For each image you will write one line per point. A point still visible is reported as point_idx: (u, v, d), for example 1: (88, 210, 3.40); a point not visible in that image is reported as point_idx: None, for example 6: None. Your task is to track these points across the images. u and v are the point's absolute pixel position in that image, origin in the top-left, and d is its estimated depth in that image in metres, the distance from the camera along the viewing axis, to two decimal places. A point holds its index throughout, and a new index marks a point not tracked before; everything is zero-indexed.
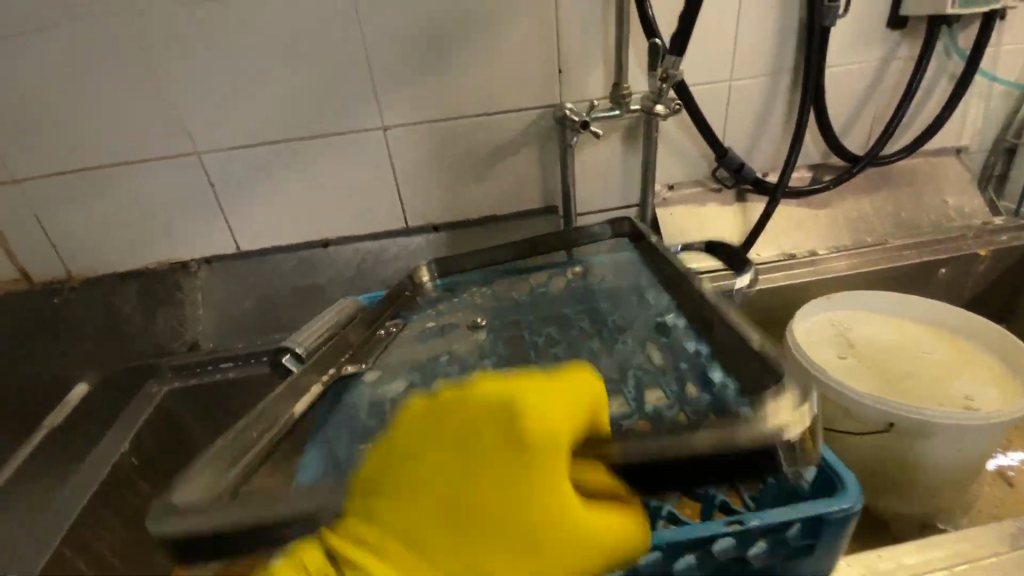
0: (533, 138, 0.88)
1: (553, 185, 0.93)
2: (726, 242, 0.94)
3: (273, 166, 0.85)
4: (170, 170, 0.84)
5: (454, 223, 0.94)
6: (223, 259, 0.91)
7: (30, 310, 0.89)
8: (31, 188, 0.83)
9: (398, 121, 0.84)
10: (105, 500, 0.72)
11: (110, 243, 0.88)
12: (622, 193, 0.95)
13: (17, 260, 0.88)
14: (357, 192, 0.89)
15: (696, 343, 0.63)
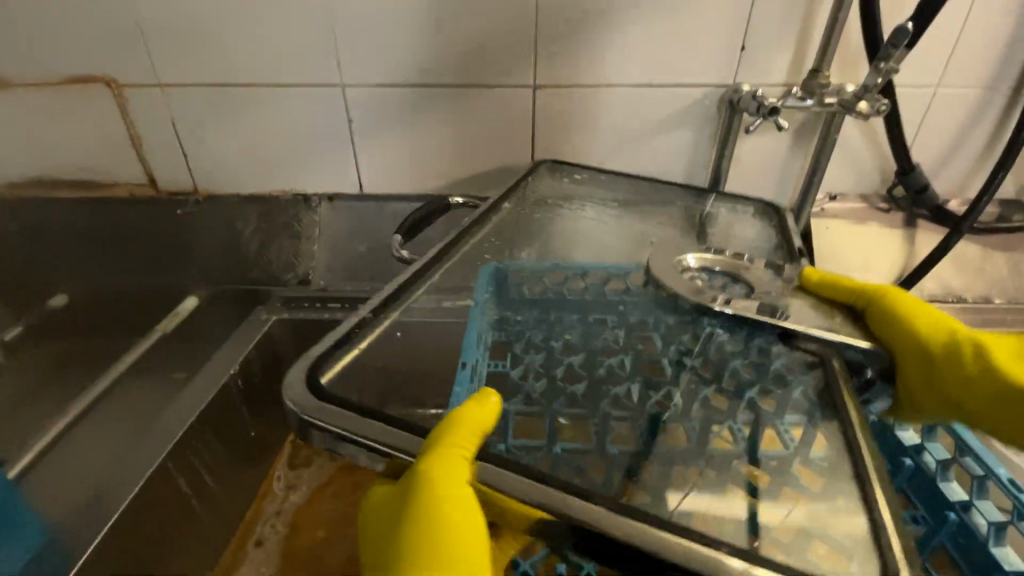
0: (694, 119, 0.80)
1: (702, 174, 0.85)
2: (885, 268, 0.84)
3: (413, 107, 0.81)
4: (313, 98, 0.81)
5: None
6: (345, 197, 0.89)
7: (156, 217, 0.91)
8: (172, 93, 0.82)
9: (554, 79, 0.78)
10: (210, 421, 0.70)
11: (238, 162, 0.87)
12: (773, 196, 0.86)
13: (146, 162, 0.88)
14: (494, 149, 0.84)
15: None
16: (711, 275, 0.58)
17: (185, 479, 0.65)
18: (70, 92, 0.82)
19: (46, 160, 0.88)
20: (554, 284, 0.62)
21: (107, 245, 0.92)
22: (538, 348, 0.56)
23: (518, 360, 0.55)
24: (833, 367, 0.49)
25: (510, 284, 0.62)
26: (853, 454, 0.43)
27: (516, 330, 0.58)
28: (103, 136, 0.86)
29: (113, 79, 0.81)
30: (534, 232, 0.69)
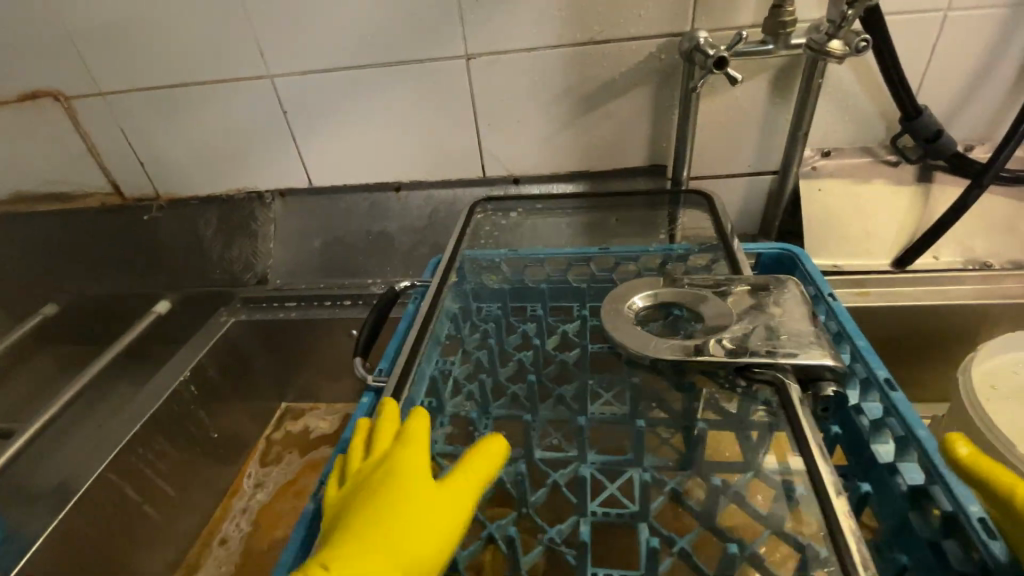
0: (651, 77, 0.70)
1: (668, 140, 0.75)
2: (890, 233, 0.72)
3: (348, 92, 0.76)
4: (244, 93, 0.78)
5: (538, 175, 0.80)
6: (297, 193, 0.87)
7: (124, 223, 0.93)
8: (115, 100, 0.81)
9: (486, 47, 0.70)
10: (161, 425, 0.72)
11: (189, 164, 0.86)
12: (756, 157, 0.75)
13: (108, 171, 0.90)
14: (436, 130, 0.78)
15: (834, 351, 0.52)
16: (664, 319, 0.50)
17: (134, 485, 0.68)
18: (26, 109, 0.84)
19: (24, 176, 0.92)
20: (512, 273, 0.62)
21: (83, 253, 0.94)
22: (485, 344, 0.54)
23: (467, 357, 0.52)
24: (792, 389, 0.39)
25: (471, 272, 0.62)
26: (807, 459, 0.35)
27: (460, 332, 0.55)
28: (65, 147, 0.88)
29: (60, 92, 0.82)
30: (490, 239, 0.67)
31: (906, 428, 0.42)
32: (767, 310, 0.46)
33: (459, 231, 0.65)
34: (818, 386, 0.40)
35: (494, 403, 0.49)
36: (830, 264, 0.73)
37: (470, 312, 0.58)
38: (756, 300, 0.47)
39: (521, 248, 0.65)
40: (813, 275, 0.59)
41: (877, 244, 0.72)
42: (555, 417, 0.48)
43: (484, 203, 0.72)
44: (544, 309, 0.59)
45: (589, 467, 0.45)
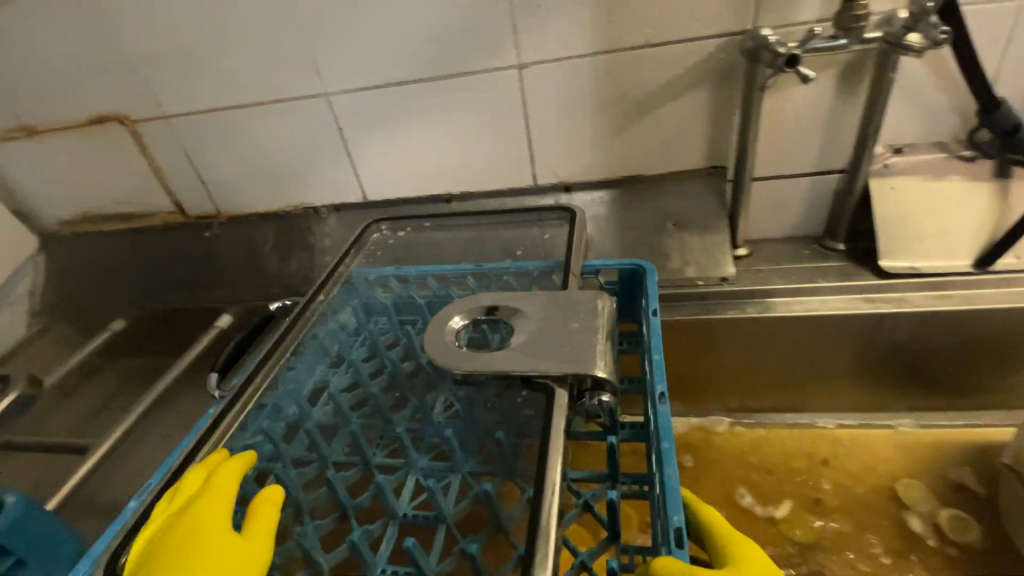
0: (709, 77, 0.68)
1: (726, 141, 0.73)
2: (970, 231, 0.68)
3: (401, 107, 0.77)
4: (301, 112, 0.80)
5: (591, 182, 0.80)
6: (351, 207, 0.89)
7: (187, 240, 0.96)
8: (177, 123, 0.84)
9: (539, 56, 0.70)
10: None
11: (248, 183, 0.89)
12: (821, 155, 0.72)
13: (172, 191, 0.93)
14: (487, 141, 0.79)
15: (646, 363, 0.54)
16: (481, 340, 0.56)
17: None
18: (96, 133, 0.88)
19: (93, 197, 0.96)
20: (401, 287, 0.68)
21: (148, 269, 0.98)
22: (374, 356, 0.62)
23: (344, 370, 0.60)
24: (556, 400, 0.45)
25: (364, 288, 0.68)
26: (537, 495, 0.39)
27: (340, 346, 0.62)
28: (132, 170, 0.91)
29: (127, 116, 0.85)
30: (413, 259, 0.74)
31: (658, 439, 0.44)
32: (569, 322, 0.52)
33: (347, 250, 0.72)
34: (596, 394, 0.47)
35: (355, 413, 0.57)
36: (903, 268, 0.70)
37: (364, 326, 0.66)
38: (569, 309, 0.54)
39: (409, 265, 0.71)
40: (651, 291, 0.61)
41: (956, 244, 0.68)
42: (480, 433, 0.52)
43: (378, 222, 0.77)
44: (424, 324, 0.65)
45: (417, 474, 0.52)
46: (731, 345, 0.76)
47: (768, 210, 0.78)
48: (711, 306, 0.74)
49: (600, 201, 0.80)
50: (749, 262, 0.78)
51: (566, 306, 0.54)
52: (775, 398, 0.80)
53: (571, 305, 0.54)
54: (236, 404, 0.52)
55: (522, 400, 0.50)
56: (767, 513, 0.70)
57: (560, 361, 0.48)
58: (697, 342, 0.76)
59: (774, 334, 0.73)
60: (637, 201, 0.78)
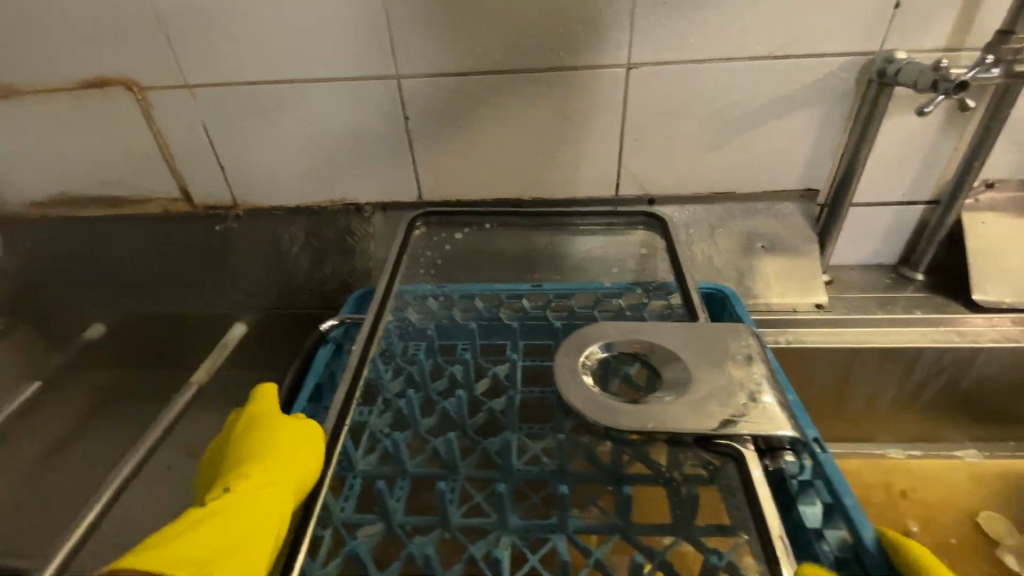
0: (824, 96, 0.65)
1: (824, 165, 0.71)
2: None
3: (483, 98, 0.69)
4: (363, 94, 0.69)
5: (679, 196, 0.75)
6: (400, 206, 0.78)
7: (193, 234, 0.81)
8: (202, 95, 0.71)
9: (652, 57, 0.64)
10: None
11: (280, 170, 0.76)
12: (914, 185, 0.71)
13: (179, 175, 0.78)
14: (574, 144, 0.71)
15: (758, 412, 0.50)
16: (614, 372, 0.47)
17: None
18: (91, 99, 0.72)
19: (72, 177, 0.79)
20: (440, 309, 0.60)
21: (139, 265, 0.83)
22: (419, 385, 0.54)
23: (387, 407, 0.50)
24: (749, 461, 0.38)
25: (399, 308, 0.57)
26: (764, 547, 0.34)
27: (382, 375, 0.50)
28: (129, 146, 0.76)
29: (136, 82, 0.71)
30: (432, 266, 0.63)
31: (832, 494, 0.39)
32: (727, 369, 0.44)
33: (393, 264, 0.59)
34: (778, 455, 0.39)
35: (411, 460, 0.49)
36: (993, 300, 0.70)
37: (397, 354, 0.54)
38: (704, 345, 0.46)
39: (450, 283, 0.63)
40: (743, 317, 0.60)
41: None
42: (585, 480, 0.46)
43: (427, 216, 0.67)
44: (472, 348, 0.59)
45: (510, 536, 0.45)
46: (819, 375, 0.73)
47: (851, 236, 0.77)
48: (803, 332, 0.71)
49: (687, 216, 0.75)
50: (833, 288, 0.76)
51: (701, 341, 0.47)
52: (849, 429, 0.78)
53: (717, 344, 0.46)
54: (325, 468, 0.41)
55: (627, 455, 0.43)
56: None
57: (721, 415, 0.40)
58: (786, 370, 0.73)
59: (867, 365, 0.71)
60: (728, 220, 0.74)
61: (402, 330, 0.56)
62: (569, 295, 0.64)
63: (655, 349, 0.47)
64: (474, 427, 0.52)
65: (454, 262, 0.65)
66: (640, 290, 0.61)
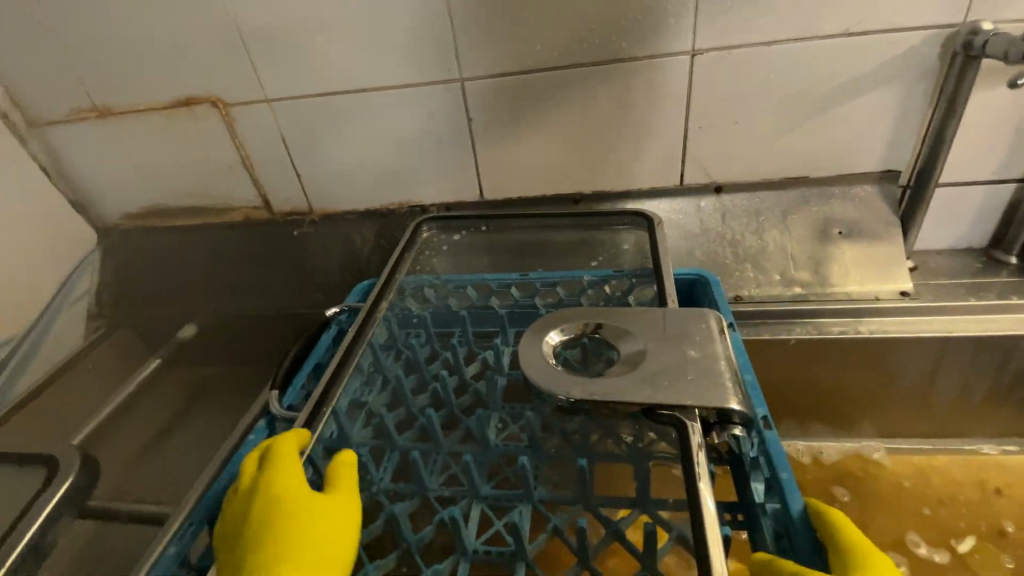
0: (905, 72, 0.62)
1: (904, 145, 0.67)
2: None
3: (545, 96, 0.70)
4: (428, 98, 0.72)
5: (747, 184, 0.73)
6: (463, 205, 0.81)
7: (272, 238, 0.87)
8: (280, 108, 0.76)
9: (718, 43, 0.63)
10: None
11: (350, 176, 0.80)
12: (1009, 162, 0.67)
13: (259, 183, 0.84)
14: (635, 136, 0.71)
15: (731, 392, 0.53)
16: (592, 355, 0.51)
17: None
18: (182, 116, 0.79)
19: (166, 189, 0.87)
20: (436, 299, 0.67)
21: (224, 269, 0.89)
22: (414, 369, 0.60)
23: (385, 385, 0.57)
24: (691, 428, 0.42)
25: (399, 298, 0.64)
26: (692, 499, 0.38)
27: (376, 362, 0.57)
28: (215, 159, 0.82)
29: (221, 98, 0.76)
30: (431, 263, 0.71)
31: (771, 470, 0.42)
32: (683, 348, 0.48)
33: (395, 259, 0.68)
34: (725, 427, 0.43)
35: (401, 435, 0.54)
36: None
37: (397, 339, 0.62)
38: (668, 328, 0.50)
39: (444, 276, 0.70)
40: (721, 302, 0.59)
41: None
42: (556, 458, 0.50)
43: (430, 223, 0.74)
44: (466, 337, 0.65)
45: (480, 502, 0.50)
46: (904, 365, 0.69)
47: (936, 219, 0.72)
48: (886, 321, 0.68)
49: (756, 204, 0.73)
50: (918, 274, 0.72)
51: (666, 322, 0.51)
52: (939, 424, 0.73)
53: (681, 328, 0.50)
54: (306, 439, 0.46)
55: (591, 429, 0.47)
56: (954, 551, 0.64)
57: (672, 390, 0.44)
58: (867, 361, 0.70)
59: (958, 355, 0.67)
60: (800, 206, 0.72)
61: (399, 316, 0.63)
62: (553, 285, 0.69)
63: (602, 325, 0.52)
64: (461, 407, 0.58)
65: (451, 261, 0.72)
66: (625, 282, 0.64)
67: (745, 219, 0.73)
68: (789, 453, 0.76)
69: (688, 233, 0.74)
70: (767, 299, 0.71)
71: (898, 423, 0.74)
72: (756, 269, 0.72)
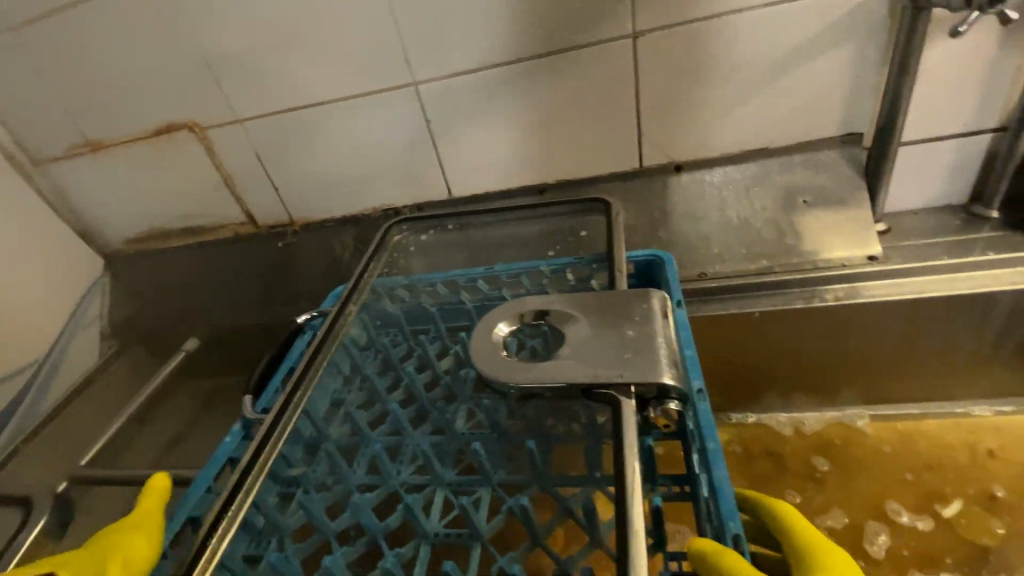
0: (853, 34, 0.61)
1: (862, 108, 0.66)
2: None
3: (497, 92, 0.71)
4: (387, 105, 0.74)
5: (707, 160, 0.73)
6: (434, 205, 0.83)
7: (260, 251, 0.91)
8: (251, 127, 0.79)
9: (659, 23, 0.64)
10: None
11: (324, 185, 0.83)
12: (976, 114, 0.64)
13: (242, 200, 0.88)
14: (590, 122, 0.72)
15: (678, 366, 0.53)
16: (548, 336, 0.51)
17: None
18: (165, 143, 0.84)
19: (161, 212, 0.92)
20: (408, 297, 0.66)
21: (220, 284, 0.94)
22: (389, 368, 0.59)
23: (358, 386, 0.56)
24: (626, 416, 0.40)
25: (374, 299, 0.63)
26: (621, 478, 0.36)
27: (354, 362, 0.57)
28: (200, 181, 0.87)
29: (197, 123, 0.81)
30: (405, 262, 0.71)
31: (702, 440, 0.43)
32: (625, 328, 0.47)
33: (368, 257, 0.65)
34: (663, 401, 0.42)
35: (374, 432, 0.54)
36: None
37: (374, 339, 0.60)
38: (614, 309, 0.49)
39: (415, 274, 0.69)
40: (670, 282, 0.59)
41: None
42: (512, 443, 0.50)
43: (399, 223, 0.71)
44: (440, 333, 0.63)
45: (444, 489, 0.49)
46: (879, 330, 0.68)
47: (907, 179, 0.70)
48: (855, 287, 0.67)
49: (719, 179, 0.73)
50: (891, 237, 0.71)
51: (613, 303, 0.50)
52: (925, 388, 0.72)
53: (623, 305, 0.49)
54: (271, 438, 0.46)
55: (557, 413, 0.47)
56: (938, 515, 0.63)
57: (617, 367, 0.44)
58: (841, 328, 0.69)
59: (933, 316, 0.66)
60: (764, 177, 0.72)
61: (371, 314, 0.61)
62: (519, 275, 0.69)
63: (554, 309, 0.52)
64: (432, 402, 0.57)
65: (422, 261, 0.71)
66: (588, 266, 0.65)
67: (707, 196, 0.73)
68: (771, 426, 0.77)
69: (652, 214, 0.74)
70: (732, 273, 0.71)
71: (882, 390, 0.73)
72: (721, 245, 0.72)
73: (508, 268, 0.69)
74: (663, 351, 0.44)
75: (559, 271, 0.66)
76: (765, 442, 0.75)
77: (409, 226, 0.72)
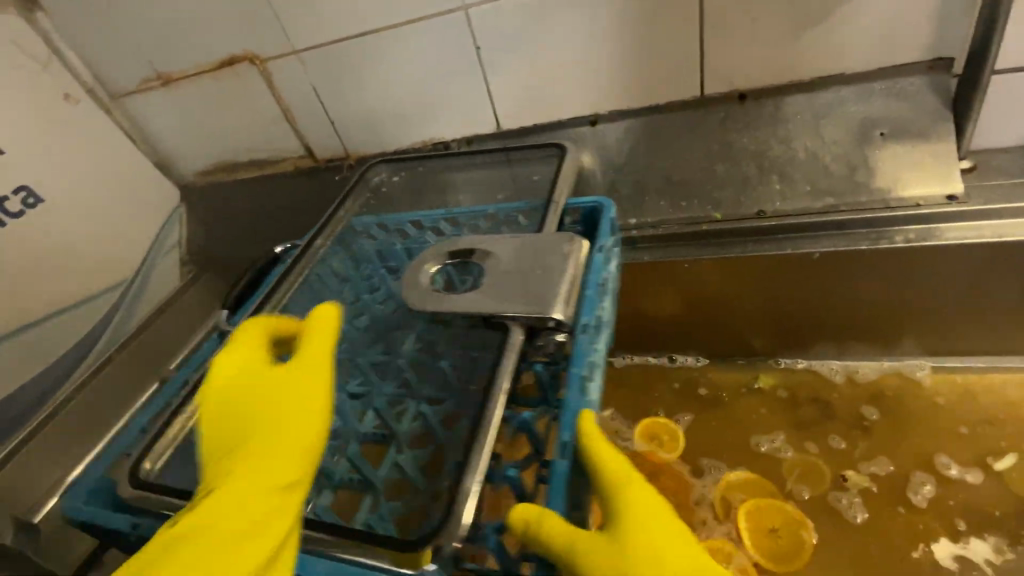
0: None
1: (960, 25, 0.59)
2: None
3: (550, 16, 0.68)
4: (437, 32, 0.73)
5: (774, 88, 0.68)
6: (482, 139, 0.83)
7: (317, 184, 0.95)
8: (307, 58, 0.81)
9: None
10: None
11: (376, 118, 0.85)
12: None
13: (300, 134, 0.91)
14: (647, 48, 0.68)
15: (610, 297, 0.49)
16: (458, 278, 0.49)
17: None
18: (228, 76, 0.87)
19: (227, 145, 0.97)
20: (381, 236, 0.60)
21: (282, 216, 0.99)
22: (345, 300, 0.53)
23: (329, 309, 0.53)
24: (512, 341, 0.39)
25: (350, 236, 0.60)
26: (480, 414, 0.36)
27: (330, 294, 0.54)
28: (261, 114, 0.90)
29: (256, 54, 0.83)
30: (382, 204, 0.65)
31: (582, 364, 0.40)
32: (555, 267, 0.43)
33: (341, 197, 0.64)
34: (551, 335, 0.41)
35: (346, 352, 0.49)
36: None
37: (350, 272, 0.57)
38: (530, 249, 0.45)
39: (386, 213, 0.63)
40: (605, 227, 0.53)
41: None
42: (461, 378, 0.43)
43: (376, 163, 0.69)
44: (399, 269, 0.56)
45: (417, 409, 0.43)
46: (951, 277, 0.64)
47: (1007, 110, 0.63)
48: (927, 229, 0.62)
49: (785, 110, 0.68)
50: (979, 175, 0.64)
51: (535, 251, 0.45)
52: (997, 341, 0.67)
53: (537, 252, 0.45)
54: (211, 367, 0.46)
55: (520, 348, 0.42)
56: (992, 470, 0.61)
57: (511, 303, 0.41)
58: (908, 273, 0.65)
59: (1014, 263, 0.60)
60: (837, 107, 0.66)
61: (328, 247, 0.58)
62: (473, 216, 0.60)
63: (474, 245, 0.49)
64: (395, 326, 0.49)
65: (400, 199, 0.66)
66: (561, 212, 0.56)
67: (770, 129, 0.69)
68: (820, 372, 0.75)
69: (709, 148, 0.71)
70: (792, 211, 0.67)
71: (947, 341, 0.69)
72: (783, 181, 0.68)
73: (479, 207, 0.61)
74: (560, 283, 0.41)
75: (510, 214, 0.58)
76: (811, 388, 0.74)
77: (379, 167, 0.69)
